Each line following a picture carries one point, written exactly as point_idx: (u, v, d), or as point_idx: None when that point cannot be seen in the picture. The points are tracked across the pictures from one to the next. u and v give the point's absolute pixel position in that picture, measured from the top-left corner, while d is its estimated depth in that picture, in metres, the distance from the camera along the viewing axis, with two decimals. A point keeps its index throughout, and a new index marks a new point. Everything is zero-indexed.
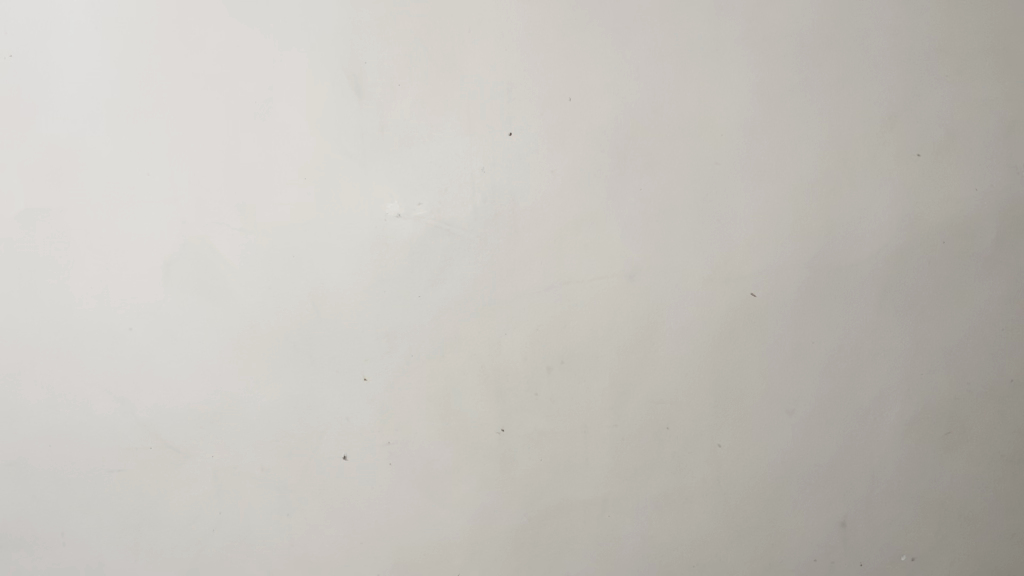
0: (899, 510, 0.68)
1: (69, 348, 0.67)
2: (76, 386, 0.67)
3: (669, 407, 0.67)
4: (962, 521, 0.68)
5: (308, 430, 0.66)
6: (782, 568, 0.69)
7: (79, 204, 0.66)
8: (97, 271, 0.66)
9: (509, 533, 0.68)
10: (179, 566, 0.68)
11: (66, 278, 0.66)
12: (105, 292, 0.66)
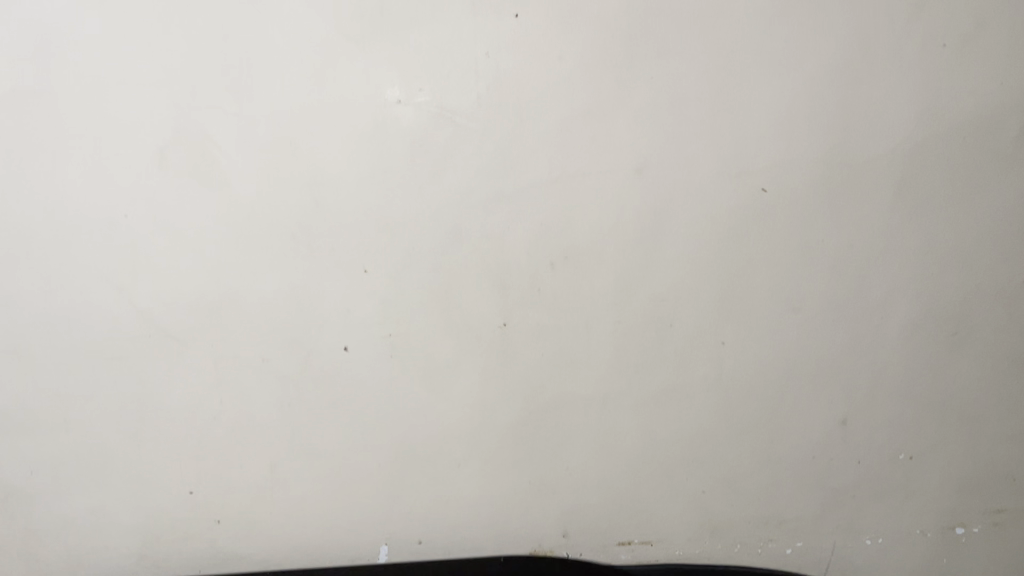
0: (899, 409, 0.71)
1: (60, 236, 0.65)
2: (70, 274, 0.65)
3: (673, 304, 0.67)
4: (961, 422, 0.72)
5: (309, 320, 0.66)
6: (782, 463, 0.72)
7: (65, 83, 0.61)
8: (86, 156, 0.63)
9: (510, 426, 0.69)
10: (181, 450, 0.68)
11: (55, 162, 0.63)
12: (95, 178, 0.64)
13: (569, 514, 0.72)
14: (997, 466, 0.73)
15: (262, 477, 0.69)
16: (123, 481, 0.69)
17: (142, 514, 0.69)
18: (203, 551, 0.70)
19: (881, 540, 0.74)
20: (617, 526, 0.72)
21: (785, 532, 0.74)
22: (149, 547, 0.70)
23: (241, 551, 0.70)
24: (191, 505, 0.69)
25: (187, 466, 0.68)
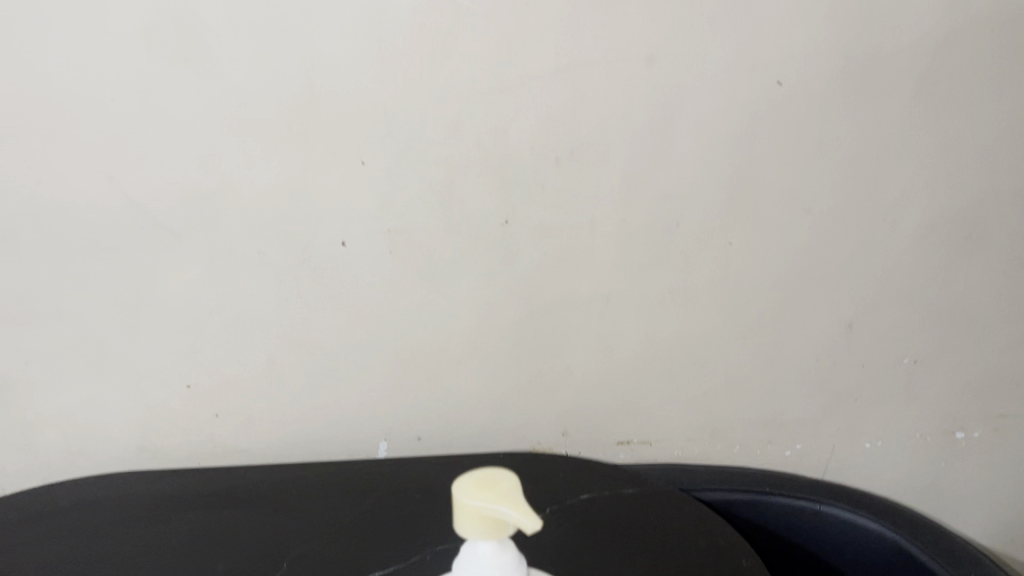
0: (908, 312, 0.70)
1: (21, 115, 0.57)
2: (42, 158, 0.58)
3: (682, 202, 0.65)
4: (966, 327, 0.71)
5: (305, 214, 0.62)
6: (785, 366, 0.71)
7: None
8: (36, 23, 0.54)
9: (513, 325, 0.68)
10: (178, 344, 0.66)
11: (24, 38, 0.55)
12: (55, 50, 0.55)
13: (569, 414, 0.72)
14: (1000, 372, 0.73)
15: (259, 372, 0.68)
16: (120, 374, 0.66)
17: (140, 406, 0.68)
18: (203, 444, 0.70)
19: (881, 443, 0.74)
20: (618, 426, 0.73)
21: (785, 435, 0.74)
22: (148, 441, 0.69)
23: (239, 445, 0.70)
24: (189, 399, 0.68)
25: (185, 361, 0.67)
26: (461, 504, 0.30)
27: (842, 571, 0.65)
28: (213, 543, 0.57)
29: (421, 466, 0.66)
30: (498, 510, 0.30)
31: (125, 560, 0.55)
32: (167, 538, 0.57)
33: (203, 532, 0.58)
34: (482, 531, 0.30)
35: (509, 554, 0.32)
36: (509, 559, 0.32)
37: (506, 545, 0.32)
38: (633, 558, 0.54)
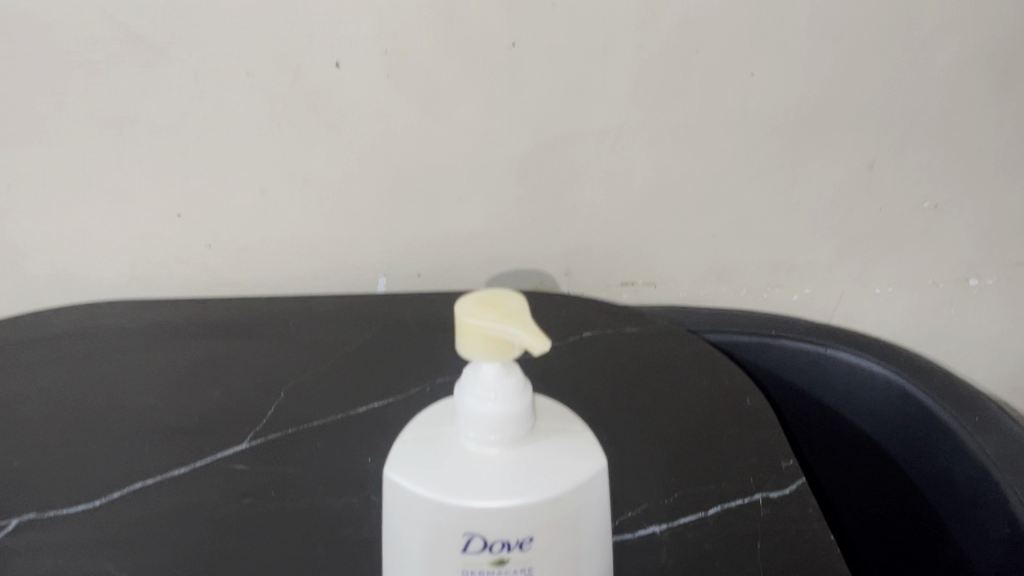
0: (932, 153, 0.67)
1: None
2: None
3: (703, 28, 0.60)
4: (991, 171, 0.68)
5: (293, 32, 0.57)
6: (799, 208, 0.68)
7: None
8: None
9: (518, 158, 0.64)
10: (166, 171, 0.63)
11: None
12: None
13: (573, 254, 0.70)
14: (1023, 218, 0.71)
15: (252, 202, 0.65)
16: (106, 199, 0.64)
17: (130, 234, 0.66)
18: (196, 274, 0.68)
19: (891, 290, 0.73)
20: (623, 268, 0.71)
21: (794, 279, 0.72)
22: (140, 271, 0.67)
23: (234, 277, 0.69)
24: (180, 228, 0.66)
25: (174, 189, 0.64)
26: (464, 322, 0.28)
27: (848, 419, 0.64)
28: (209, 372, 0.56)
29: (420, 302, 0.64)
30: (505, 331, 0.28)
31: (121, 387, 0.54)
32: (163, 366, 0.56)
33: (199, 361, 0.57)
34: (488, 355, 0.28)
35: (513, 376, 0.30)
36: (513, 383, 0.29)
37: (511, 369, 0.30)
38: (636, 394, 0.53)
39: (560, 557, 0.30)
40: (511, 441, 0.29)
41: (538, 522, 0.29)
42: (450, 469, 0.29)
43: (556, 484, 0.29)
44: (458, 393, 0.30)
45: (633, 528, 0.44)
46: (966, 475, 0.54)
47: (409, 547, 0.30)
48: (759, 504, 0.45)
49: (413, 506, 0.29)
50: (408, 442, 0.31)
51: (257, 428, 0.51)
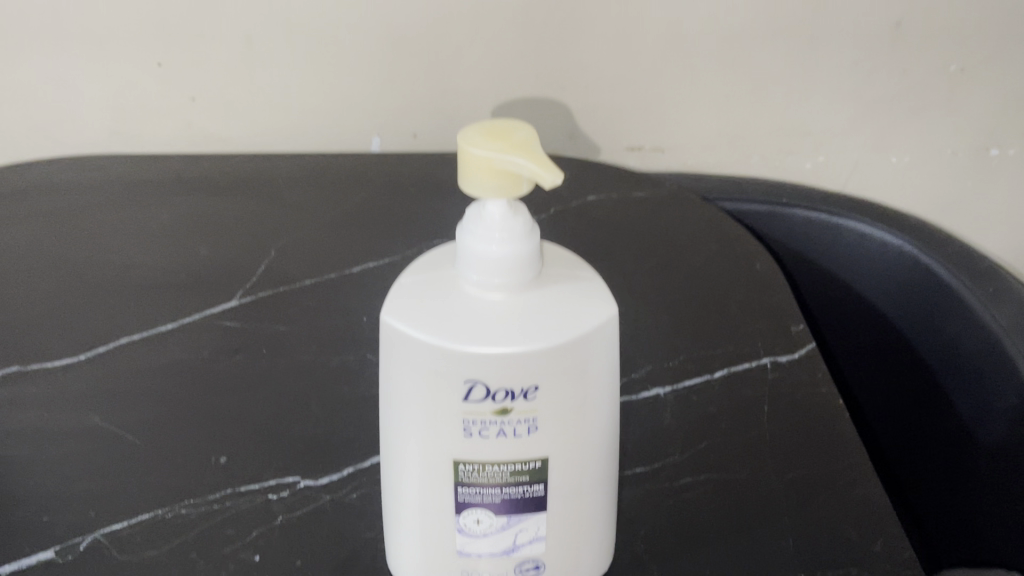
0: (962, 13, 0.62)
1: None
2: None
3: None
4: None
5: None
6: (818, 71, 0.64)
7: None
8: None
9: (521, 8, 0.60)
10: (143, 16, 0.58)
11: None
12: None
13: (578, 114, 0.66)
14: None
15: (237, 52, 0.61)
16: (81, 43, 0.59)
17: (107, 85, 0.62)
18: (180, 129, 0.64)
19: (908, 159, 0.70)
20: (631, 128, 0.67)
21: (808, 146, 0.69)
22: (121, 125, 0.64)
23: (221, 133, 0.65)
24: (161, 79, 0.62)
25: (152, 36, 0.59)
26: (468, 153, 0.26)
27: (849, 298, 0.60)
28: (196, 228, 0.53)
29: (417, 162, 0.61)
30: (514, 163, 0.25)
31: (105, 241, 0.52)
32: (148, 221, 0.54)
33: (185, 217, 0.54)
34: (494, 192, 0.26)
35: (522, 217, 0.28)
36: (521, 224, 0.27)
37: (519, 209, 0.28)
38: (642, 258, 0.51)
39: (566, 408, 0.28)
40: (517, 287, 0.28)
41: (544, 369, 0.27)
42: (451, 314, 0.27)
43: (563, 331, 0.27)
44: (461, 234, 0.28)
45: (637, 390, 0.43)
46: (975, 347, 0.52)
47: (406, 398, 0.28)
48: (768, 368, 0.44)
49: (411, 352, 0.27)
50: (408, 285, 0.29)
51: (245, 286, 0.48)
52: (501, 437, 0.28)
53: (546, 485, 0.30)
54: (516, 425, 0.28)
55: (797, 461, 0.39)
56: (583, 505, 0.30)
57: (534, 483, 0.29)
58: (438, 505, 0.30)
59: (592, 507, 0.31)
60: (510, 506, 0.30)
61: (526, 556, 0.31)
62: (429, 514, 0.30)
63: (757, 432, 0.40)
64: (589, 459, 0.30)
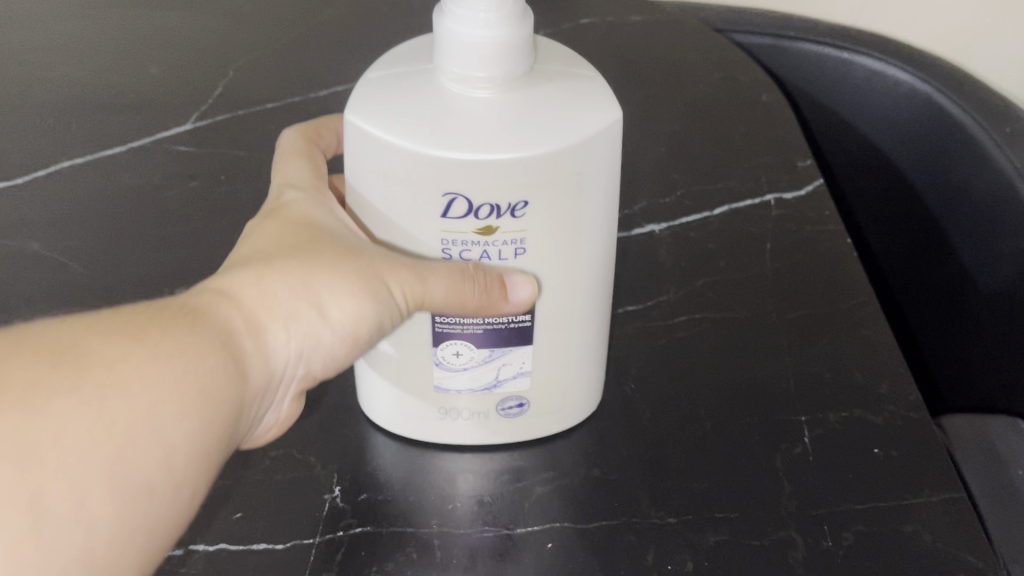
0: None
1: None
2: None
3: None
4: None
5: None
6: None
7: None
8: None
9: None
10: None
11: None
12: None
13: None
14: None
15: None
16: None
17: None
18: None
19: None
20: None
21: None
22: None
23: None
24: None
25: None
26: None
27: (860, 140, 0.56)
28: (146, 44, 0.48)
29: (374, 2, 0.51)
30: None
31: (42, 57, 0.47)
32: (90, 36, 0.48)
33: (131, 32, 0.48)
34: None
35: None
36: (512, 5, 0.24)
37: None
38: (639, 87, 0.47)
39: (560, 229, 0.25)
40: (503, 81, 0.24)
41: (535, 181, 0.24)
42: (427, 112, 0.24)
43: (557, 134, 0.24)
44: (439, 19, 0.24)
45: (630, 228, 0.40)
46: (984, 191, 0.48)
47: (377, 213, 0.25)
48: (771, 206, 0.41)
49: (380, 157, 0.24)
50: (377, 80, 0.25)
51: (201, 109, 0.44)
52: (485, 260, 0.26)
53: (534, 315, 0.27)
54: (502, 245, 0.25)
55: (799, 301, 0.36)
56: (575, 338, 0.28)
57: (519, 314, 0.27)
58: (413, 336, 0.28)
59: (586, 341, 0.29)
60: (492, 339, 0.28)
61: (509, 393, 0.29)
62: (404, 345, 0.28)
63: (758, 271, 0.38)
64: (580, 284, 0.27)
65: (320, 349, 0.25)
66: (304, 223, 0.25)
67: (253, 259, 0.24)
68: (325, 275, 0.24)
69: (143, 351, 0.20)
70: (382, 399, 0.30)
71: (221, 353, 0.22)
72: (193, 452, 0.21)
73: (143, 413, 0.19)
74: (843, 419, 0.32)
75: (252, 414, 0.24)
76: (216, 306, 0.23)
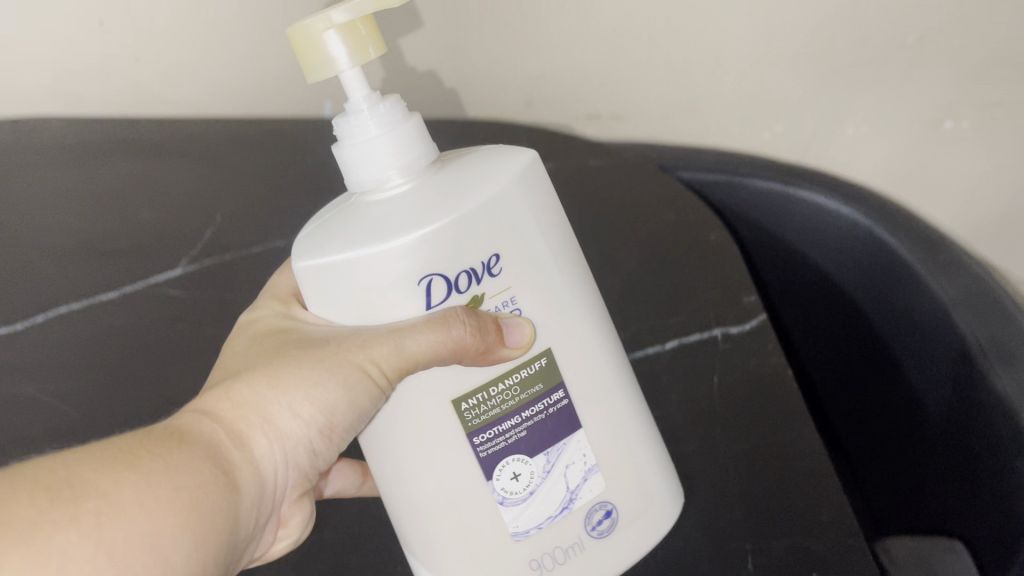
0: None
1: None
2: None
3: None
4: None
5: None
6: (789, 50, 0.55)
7: None
8: None
9: None
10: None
11: None
12: None
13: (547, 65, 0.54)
14: None
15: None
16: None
17: None
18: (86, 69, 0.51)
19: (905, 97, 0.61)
20: (579, 86, 0.55)
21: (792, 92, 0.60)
22: None
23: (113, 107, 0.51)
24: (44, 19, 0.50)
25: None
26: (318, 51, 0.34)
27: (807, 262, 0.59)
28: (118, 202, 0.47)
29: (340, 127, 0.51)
30: (333, 44, 0.34)
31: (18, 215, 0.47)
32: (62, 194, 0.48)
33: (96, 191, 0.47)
34: (337, 76, 0.35)
35: (391, 99, 0.36)
36: (392, 103, 0.35)
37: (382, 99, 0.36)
38: (595, 231, 0.49)
39: (525, 274, 0.35)
40: (414, 167, 0.35)
41: (497, 240, 0.33)
42: (372, 223, 0.33)
43: (482, 189, 0.33)
44: (343, 140, 0.35)
45: None
46: (929, 316, 0.52)
47: (367, 319, 0.34)
48: (718, 339, 0.47)
49: (353, 272, 0.33)
50: (321, 233, 0.35)
51: (192, 253, 0.48)
52: None
53: (563, 392, 0.36)
54: (493, 309, 0.34)
55: (745, 430, 0.45)
56: (604, 411, 0.38)
57: (552, 393, 0.36)
58: (468, 467, 0.35)
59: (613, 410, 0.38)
60: (548, 443, 0.36)
61: (588, 501, 0.38)
62: (475, 482, 0.36)
63: (705, 403, 0.46)
64: (576, 336, 0.36)
65: (305, 437, 0.34)
66: (274, 351, 0.35)
67: (242, 370, 0.34)
68: (293, 372, 0.33)
69: (138, 474, 0.27)
70: (447, 537, 0.37)
71: (203, 459, 0.30)
72: (193, 564, 0.28)
73: (141, 536, 0.26)
74: (787, 547, 0.43)
75: (253, 513, 0.33)
76: (200, 424, 0.31)
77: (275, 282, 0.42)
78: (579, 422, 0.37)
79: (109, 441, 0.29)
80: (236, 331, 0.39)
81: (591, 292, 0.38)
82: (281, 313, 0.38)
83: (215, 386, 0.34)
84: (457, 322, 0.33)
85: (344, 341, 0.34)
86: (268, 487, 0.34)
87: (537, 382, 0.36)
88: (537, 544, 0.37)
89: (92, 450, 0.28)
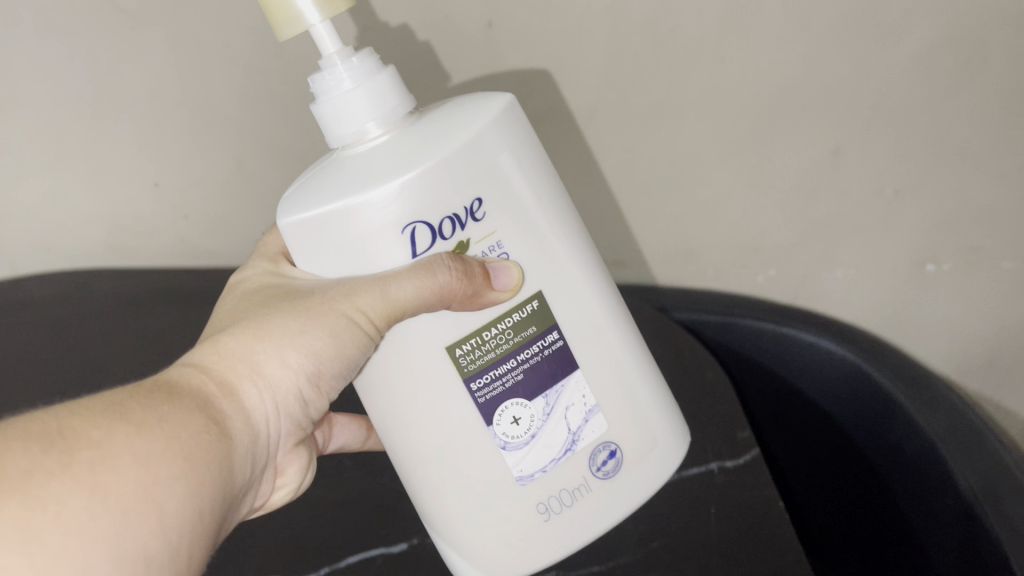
0: (918, 144, 0.55)
1: None
2: None
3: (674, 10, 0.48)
4: (983, 153, 0.56)
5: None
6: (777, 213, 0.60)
7: None
8: None
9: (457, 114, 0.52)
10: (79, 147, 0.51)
11: None
12: None
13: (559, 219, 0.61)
14: None
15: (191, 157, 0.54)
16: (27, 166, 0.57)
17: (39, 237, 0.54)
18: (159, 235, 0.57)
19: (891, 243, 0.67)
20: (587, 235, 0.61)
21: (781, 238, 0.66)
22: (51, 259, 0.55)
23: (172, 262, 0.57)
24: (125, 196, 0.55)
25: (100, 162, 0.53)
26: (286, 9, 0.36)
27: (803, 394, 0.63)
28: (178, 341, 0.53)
29: None
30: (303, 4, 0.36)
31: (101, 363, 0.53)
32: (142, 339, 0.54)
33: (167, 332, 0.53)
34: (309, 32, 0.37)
35: (365, 52, 0.38)
36: (365, 55, 0.38)
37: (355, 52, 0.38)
38: None
39: (510, 218, 0.37)
40: (389, 117, 0.38)
41: (479, 184, 0.36)
42: (356, 172, 0.36)
43: (463, 133, 0.35)
44: (320, 95, 0.38)
45: None
46: (917, 450, 0.55)
47: (357, 269, 0.36)
48: (716, 472, 0.51)
49: (342, 223, 0.35)
50: (306, 188, 0.37)
51: None
52: None
53: (553, 332, 0.39)
54: (479, 253, 0.37)
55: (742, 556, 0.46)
56: (596, 354, 0.40)
57: (543, 330, 0.39)
58: (463, 405, 0.38)
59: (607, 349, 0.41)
60: (544, 384, 0.39)
61: (584, 440, 0.41)
62: (473, 422, 0.39)
63: (704, 531, 0.48)
64: (567, 282, 0.39)
65: (291, 384, 0.36)
66: (265, 306, 0.37)
67: (232, 324, 0.36)
68: (280, 324, 0.35)
69: (130, 425, 0.28)
70: (456, 478, 0.40)
71: (196, 410, 0.31)
72: (188, 508, 0.29)
73: (136, 484, 0.27)
74: None
75: (246, 463, 0.34)
76: (189, 377, 0.33)
77: (264, 241, 0.44)
78: (573, 361, 0.40)
79: (103, 394, 0.30)
80: (226, 290, 0.41)
81: (579, 230, 0.40)
82: (268, 274, 0.40)
83: (204, 342, 0.35)
84: (443, 268, 0.35)
85: (332, 292, 0.36)
86: (260, 436, 0.36)
87: (531, 324, 0.38)
88: (543, 487, 0.41)
89: (87, 403, 0.29)
